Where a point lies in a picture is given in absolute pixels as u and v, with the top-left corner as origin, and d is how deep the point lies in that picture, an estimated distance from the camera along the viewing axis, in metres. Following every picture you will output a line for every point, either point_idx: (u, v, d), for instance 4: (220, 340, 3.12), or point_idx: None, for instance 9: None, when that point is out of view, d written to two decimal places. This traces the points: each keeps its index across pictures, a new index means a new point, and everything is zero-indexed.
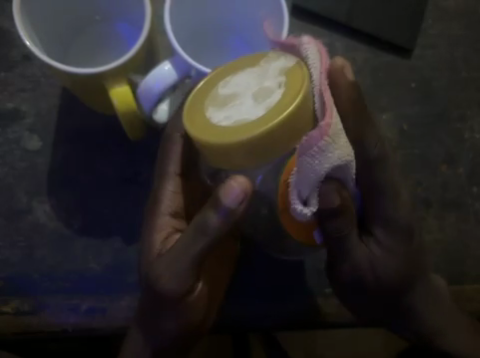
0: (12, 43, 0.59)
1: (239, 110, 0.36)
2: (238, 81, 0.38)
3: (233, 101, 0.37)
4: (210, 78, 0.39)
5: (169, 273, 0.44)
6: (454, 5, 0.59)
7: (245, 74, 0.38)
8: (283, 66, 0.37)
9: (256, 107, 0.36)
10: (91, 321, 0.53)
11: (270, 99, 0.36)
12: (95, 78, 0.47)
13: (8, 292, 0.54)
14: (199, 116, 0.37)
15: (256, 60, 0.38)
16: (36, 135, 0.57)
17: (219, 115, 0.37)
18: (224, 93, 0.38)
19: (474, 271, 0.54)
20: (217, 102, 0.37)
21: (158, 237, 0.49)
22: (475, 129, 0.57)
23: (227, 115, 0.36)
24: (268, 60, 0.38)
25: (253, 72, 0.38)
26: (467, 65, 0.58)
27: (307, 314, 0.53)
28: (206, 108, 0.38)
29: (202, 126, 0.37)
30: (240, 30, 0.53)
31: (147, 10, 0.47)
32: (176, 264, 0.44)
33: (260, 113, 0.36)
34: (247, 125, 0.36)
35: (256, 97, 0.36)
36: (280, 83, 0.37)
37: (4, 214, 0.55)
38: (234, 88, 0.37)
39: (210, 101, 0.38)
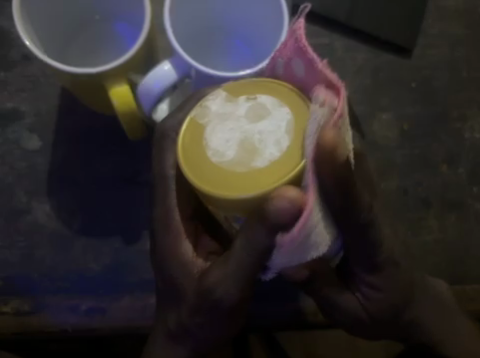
0: (12, 43, 0.59)
1: (268, 133, 0.36)
2: (225, 139, 0.37)
3: (254, 140, 0.36)
4: (207, 175, 0.36)
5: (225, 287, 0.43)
6: (454, 5, 0.59)
7: (217, 126, 0.37)
8: (222, 98, 0.38)
9: (274, 117, 0.37)
10: (91, 321, 0.53)
11: (270, 106, 0.37)
12: (94, 77, 0.47)
13: (9, 292, 0.54)
14: (247, 176, 0.36)
15: (198, 124, 0.38)
16: (35, 135, 0.57)
17: (267, 151, 0.36)
18: (234, 152, 0.36)
19: (475, 271, 0.54)
20: (245, 152, 0.36)
21: (187, 248, 0.47)
22: (475, 129, 0.57)
23: (275, 138, 0.36)
24: (204, 114, 0.38)
25: (216, 119, 0.37)
26: (467, 65, 0.58)
27: (306, 314, 0.53)
28: (252, 168, 0.36)
29: (258, 177, 0.36)
30: (239, 30, 0.53)
31: (147, 11, 0.47)
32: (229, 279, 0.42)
33: (286, 112, 0.37)
34: (293, 132, 0.36)
35: (259, 118, 0.37)
36: (250, 99, 0.38)
37: (4, 214, 0.55)
38: (234, 137, 0.36)
39: (241, 166, 0.36)
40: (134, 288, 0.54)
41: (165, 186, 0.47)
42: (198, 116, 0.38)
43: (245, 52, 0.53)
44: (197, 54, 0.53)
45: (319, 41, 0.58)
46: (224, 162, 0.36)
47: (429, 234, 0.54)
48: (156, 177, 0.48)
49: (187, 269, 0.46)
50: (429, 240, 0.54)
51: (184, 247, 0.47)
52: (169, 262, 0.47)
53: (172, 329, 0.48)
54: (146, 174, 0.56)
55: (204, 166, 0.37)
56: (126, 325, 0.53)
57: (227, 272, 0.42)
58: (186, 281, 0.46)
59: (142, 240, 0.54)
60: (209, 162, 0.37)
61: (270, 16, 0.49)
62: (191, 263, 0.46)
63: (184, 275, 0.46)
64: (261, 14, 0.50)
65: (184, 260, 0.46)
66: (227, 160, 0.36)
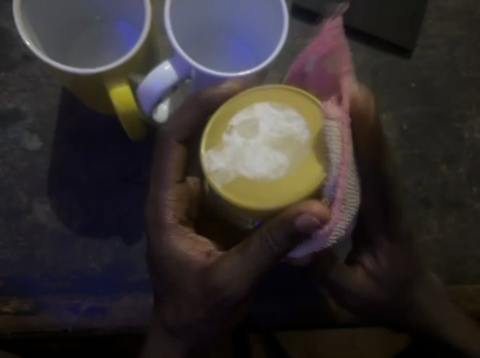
0: (12, 43, 0.58)
1: (276, 123, 0.40)
2: (258, 162, 0.40)
3: (276, 135, 0.40)
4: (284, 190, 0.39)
5: (233, 282, 0.43)
6: (454, 5, 0.59)
7: (245, 162, 0.40)
8: (216, 153, 0.40)
9: (267, 113, 0.41)
10: (90, 321, 0.53)
11: (252, 114, 0.41)
12: (95, 78, 0.47)
13: (10, 292, 0.54)
14: (299, 163, 0.40)
15: (236, 180, 0.40)
16: (36, 135, 0.57)
17: (293, 126, 0.41)
18: (279, 152, 0.40)
19: (474, 272, 0.54)
20: (285, 147, 0.40)
21: (184, 247, 0.48)
22: (475, 129, 0.57)
23: (285, 117, 0.41)
24: (222, 173, 0.40)
25: (233, 164, 0.40)
26: (467, 65, 0.58)
27: (308, 315, 0.53)
28: (299, 148, 0.40)
29: (310, 164, 0.40)
30: (239, 30, 0.53)
31: (147, 11, 0.47)
32: (243, 275, 0.43)
33: (265, 104, 0.41)
34: (286, 105, 0.41)
35: (257, 126, 0.40)
36: (232, 130, 0.41)
37: (5, 214, 0.55)
38: (263, 152, 0.40)
39: (293, 152, 0.40)
40: (134, 287, 0.54)
41: (162, 194, 0.48)
42: (224, 180, 0.40)
43: (245, 53, 0.53)
44: (197, 55, 0.53)
45: None
46: (277, 172, 0.39)
47: (428, 234, 0.55)
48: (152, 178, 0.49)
49: (188, 267, 0.47)
50: (429, 240, 0.55)
51: (181, 248, 0.47)
52: (171, 264, 0.47)
53: (171, 323, 0.48)
54: (146, 174, 0.56)
55: (262, 191, 0.39)
56: (127, 325, 0.53)
57: (240, 268, 0.43)
58: (187, 279, 0.47)
59: (142, 240, 0.55)
60: (271, 181, 0.39)
61: (270, 15, 0.49)
62: (192, 259, 0.47)
63: (187, 276, 0.47)
64: (261, 13, 0.50)
65: (186, 257, 0.47)
66: (282, 167, 0.40)
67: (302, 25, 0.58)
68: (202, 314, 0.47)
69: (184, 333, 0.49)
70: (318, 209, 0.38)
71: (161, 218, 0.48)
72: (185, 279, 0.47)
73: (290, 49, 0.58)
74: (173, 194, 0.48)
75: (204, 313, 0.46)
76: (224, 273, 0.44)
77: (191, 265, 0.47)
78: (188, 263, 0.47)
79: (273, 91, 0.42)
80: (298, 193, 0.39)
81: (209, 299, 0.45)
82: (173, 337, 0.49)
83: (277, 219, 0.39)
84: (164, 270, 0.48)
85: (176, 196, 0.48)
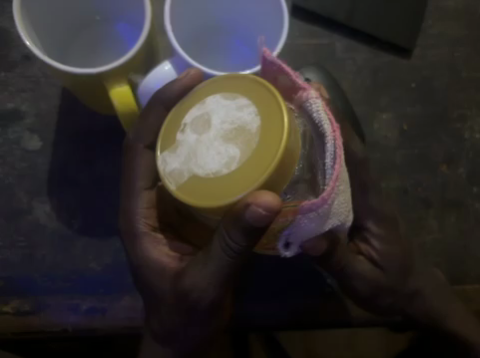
0: (12, 44, 0.58)
1: (228, 113, 0.37)
2: (211, 157, 0.37)
3: (228, 126, 0.37)
4: (243, 184, 0.36)
5: (204, 284, 0.43)
6: (454, 5, 0.59)
7: (199, 160, 0.37)
8: (170, 155, 0.38)
9: (219, 104, 0.38)
10: (91, 321, 0.53)
11: (203, 108, 0.38)
12: (94, 78, 0.47)
13: (10, 292, 0.54)
14: (253, 154, 0.36)
15: (192, 179, 0.37)
16: (36, 135, 0.57)
17: (244, 114, 0.37)
18: (231, 143, 0.37)
19: (474, 271, 0.54)
20: (237, 138, 0.37)
21: (155, 254, 0.48)
22: (475, 129, 0.57)
23: (235, 107, 0.37)
24: (179, 175, 0.38)
25: (187, 163, 0.37)
26: (467, 65, 0.58)
27: (307, 314, 0.53)
28: (255, 137, 0.37)
29: (267, 152, 0.36)
30: (238, 30, 0.53)
31: (147, 11, 0.47)
32: (210, 275, 0.43)
33: (217, 96, 0.38)
34: (239, 94, 0.38)
35: (208, 120, 0.38)
36: (185, 129, 0.38)
37: (6, 214, 0.55)
38: (216, 146, 0.37)
39: (245, 142, 0.37)
40: (134, 288, 0.54)
41: (133, 202, 0.48)
42: (177, 180, 0.38)
43: (244, 53, 0.53)
44: (197, 55, 0.53)
45: (319, 42, 0.58)
46: (230, 167, 0.37)
47: (428, 234, 0.55)
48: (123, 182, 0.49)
49: (161, 273, 0.47)
50: (429, 240, 0.55)
51: (152, 253, 0.47)
52: (147, 271, 0.47)
53: (154, 329, 0.48)
54: None
55: (216, 190, 0.37)
56: (128, 324, 0.53)
57: (207, 271, 0.43)
58: (161, 284, 0.47)
59: None
60: (224, 176, 0.37)
61: (270, 14, 0.49)
62: (165, 266, 0.47)
63: (161, 281, 0.47)
64: (261, 14, 0.50)
65: (160, 264, 0.47)
66: (233, 161, 0.37)
67: (302, 25, 0.58)
68: (177, 318, 0.46)
69: (175, 340, 0.48)
70: (270, 201, 0.36)
71: (133, 226, 0.48)
72: (158, 285, 0.47)
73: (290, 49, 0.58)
74: (145, 202, 0.48)
75: (179, 316, 0.46)
76: (193, 276, 0.43)
77: (164, 272, 0.47)
78: (162, 267, 0.47)
79: (224, 81, 0.39)
80: (259, 180, 0.36)
81: (181, 303, 0.45)
82: (162, 345, 0.49)
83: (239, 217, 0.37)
84: (140, 277, 0.48)
85: (147, 203, 0.48)
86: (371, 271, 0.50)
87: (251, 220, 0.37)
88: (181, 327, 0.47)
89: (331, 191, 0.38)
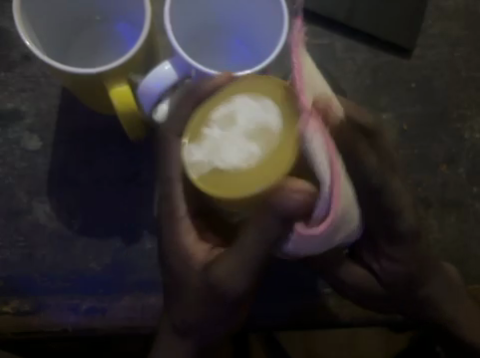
0: (12, 43, 0.58)
1: (253, 113, 0.40)
2: (232, 152, 0.39)
3: (252, 125, 0.39)
4: (260, 179, 0.38)
5: (234, 273, 0.43)
6: (454, 5, 0.59)
7: (221, 154, 0.39)
8: (194, 149, 0.40)
9: (243, 102, 0.40)
10: (91, 321, 0.53)
11: (228, 107, 0.40)
12: (95, 78, 0.47)
13: (10, 292, 0.54)
14: (273, 150, 0.39)
15: (212, 172, 0.39)
16: (36, 135, 0.57)
17: (266, 114, 0.39)
18: (252, 140, 0.39)
19: (474, 271, 0.54)
20: (260, 136, 0.39)
21: (189, 242, 0.47)
22: (475, 129, 0.57)
23: (260, 107, 0.40)
24: (201, 166, 0.40)
25: (210, 155, 0.40)
26: (467, 65, 0.58)
27: (307, 314, 0.53)
28: (275, 135, 0.39)
29: (285, 148, 0.38)
30: (238, 30, 0.53)
31: (147, 11, 0.47)
32: (239, 265, 0.42)
33: (242, 95, 0.40)
34: (262, 94, 0.40)
35: (234, 118, 0.40)
36: (211, 124, 0.40)
37: (5, 214, 0.55)
38: (239, 142, 0.39)
39: (266, 139, 0.39)
40: (134, 287, 0.54)
41: (170, 187, 0.47)
42: (200, 171, 0.40)
43: (244, 52, 0.53)
44: (197, 54, 0.53)
45: (319, 42, 0.58)
46: (251, 161, 0.39)
47: (428, 234, 0.55)
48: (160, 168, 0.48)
49: (189, 263, 0.46)
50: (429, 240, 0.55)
51: (188, 242, 0.47)
52: (175, 262, 0.47)
53: (175, 320, 0.48)
54: (146, 174, 0.56)
55: (237, 182, 0.39)
56: (128, 325, 0.54)
57: (240, 258, 0.42)
58: (190, 274, 0.46)
59: (142, 241, 0.55)
60: (245, 170, 0.39)
61: (270, 14, 0.49)
62: (196, 256, 0.47)
63: (189, 273, 0.46)
64: (261, 13, 0.50)
65: (194, 253, 0.47)
66: (253, 156, 0.39)
67: (302, 25, 0.58)
68: (209, 309, 0.46)
69: (195, 333, 0.48)
70: (301, 187, 0.38)
71: (169, 212, 0.47)
72: (187, 276, 0.46)
73: None
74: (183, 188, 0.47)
75: (207, 307, 0.46)
76: (223, 265, 0.44)
77: (194, 262, 0.46)
78: (191, 257, 0.47)
79: (248, 80, 0.41)
80: (276, 174, 0.38)
81: (212, 291, 0.45)
82: (180, 338, 0.49)
83: (262, 207, 0.39)
84: (171, 266, 0.47)
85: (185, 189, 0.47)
86: (362, 276, 0.51)
87: (286, 211, 0.39)
88: (205, 319, 0.47)
89: (329, 224, 0.39)
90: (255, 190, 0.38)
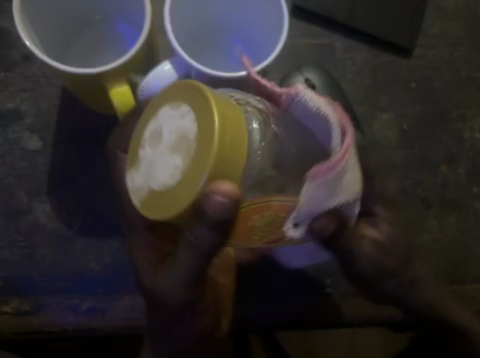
0: (12, 43, 0.58)
1: (171, 124, 0.37)
2: (162, 169, 0.37)
3: (172, 138, 0.36)
4: (177, 192, 0.36)
5: (171, 285, 0.42)
6: (454, 5, 0.59)
7: (157, 175, 0.37)
8: (139, 173, 0.38)
9: (173, 113, 0.37)
10: (91, 321, 0.53)
11: (159, 121, 0.37)
12: (94, 78, 0.47)
13: (10, 292, 0.54)
14: (189, 159, 0.35)
15: (154, 193, 0.37)
16: (36, 135, 0.57)
17: (184, 121, 0.36)
18: (173, 155, 0.36)
19: (474, 271, 0.54)
20: (179, 148, 0.36)
21: (145, 250, 0.47)
22: (475, 129, 0.57)
23: (177, 116, 0.36)
24: (141, 190, 0.38)
25: (147, 179, 0.38)
26: (467, 65, 0.58)
27: (310, 314, 0.53)
28: (178, 149, 0.36)
29: (189, 160, 0.35)
30: (238, 30, 0.53)
31: (147, 11, 0.47)
32: (172, 277, 0.42)
33: (170, 105, 0.37)
34: (191, 97, 0.36)
35: (159, 133, 0.37)
36: (149, 142, 0.38)
37: (5, 214, 0.55)
38: (168, 159, 0.36)
39: (178, 151, 0.36)
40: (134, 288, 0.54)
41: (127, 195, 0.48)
42: (140, 197, 0.38)
43: (244, 53, 0.53)
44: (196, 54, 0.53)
45: (320, 42, 0.58)
46: (174, 175, 0.36)
47: (428, 234, 0.55)
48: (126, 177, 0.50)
49: (147, 268, 0.46)
50: (429, 240, 0.54)
51: (148, 242, 0.47)
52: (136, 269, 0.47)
53: (151, 324, 0.49)
54: None
55: (166, 199, 0.36)
56: (128, 325, 0.53)
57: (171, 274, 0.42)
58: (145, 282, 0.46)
59: None
60: (168, 189, 0.36)
61: (270, 14, 0.49)
62: (149, 262, 0.46)
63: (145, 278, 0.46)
64: (261, 14, 0.50)
65: (148, 263, 0.46)
66: (176, 169, 0.36)
67: (302, 25, 0.58)
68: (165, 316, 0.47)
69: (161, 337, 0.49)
70: (228, 190, 0.35)
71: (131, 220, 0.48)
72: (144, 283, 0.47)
73: (290, 49, 0.57)
74: None
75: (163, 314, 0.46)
76: (164, 278, 0.43)
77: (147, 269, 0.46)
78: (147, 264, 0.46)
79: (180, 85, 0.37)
80: (181, 204, 0.35)
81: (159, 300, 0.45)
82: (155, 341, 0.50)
83: (190, 215, 0.36)
84: (137, 266, 0.47)
85: None
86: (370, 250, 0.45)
87: (217, 221, 0.35)
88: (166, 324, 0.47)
89: (338, 159, 0.35)
90: (171, 212, 0.36)
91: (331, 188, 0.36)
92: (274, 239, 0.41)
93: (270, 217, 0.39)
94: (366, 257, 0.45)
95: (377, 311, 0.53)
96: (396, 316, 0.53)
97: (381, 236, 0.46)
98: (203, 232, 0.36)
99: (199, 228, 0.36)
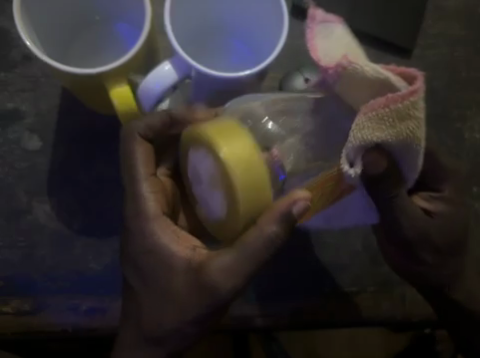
0: (12, 44, 0.58)
1: (201, 166, 0.42)
2: (216, 202, 0.42)
3: (206, 179, 0.42)
4: (233, 213, 0.41)
5: (226, 277, 0.44)
6: (454, 5, 0.59)
7: (214, 208, 0.43)
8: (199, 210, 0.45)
9: (196, 158, 0.42)
10: (91, 321, 0.54)
11: (194, 167, 0.43)
12: (95, 78, 0.47)
13: (10, 292, 0.54)
14: (224, 191, 0.40)
15: (218, 223, 0.43)
16: (36, 135, 0.57)
17: (206, 162, 0.41)
18: (214, 190, 0.42)
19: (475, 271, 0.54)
20: (214, 184, 0.41)
21: (167, 240, 0.47)
22: (475, 129, 0.57)
23: (201, 159, 0.41)
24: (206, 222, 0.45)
25: (208, 212, 0.44)
26: (467, 65, 0.58)
27: (307, 314, 0.53)
28: (213, 182, 0.41)
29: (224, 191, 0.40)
30: (239, 31, 0.53)
31: (147, 11, 0.47)
32: (235, 269, 0.44)
33: (192, 151, 0.42)
34: (199, 141, 0.41)
35: (198, 175, 0.43)
36: (197, 183, 0.44)
37: (5, 214, 0.55)
38: (213, 196, 0.42)
39: (215, 184, 0.41)
40: None
41: (138, 186, 0.47)
42: (211, 226, 0.45)
43: (244, 53, 0.53)
44: (197, 54, 0.53)
45: None
46: (223, 206, 0.41)
47: None
48: (126, 178, 0.48)
49: (172, 262, 0.46)
50: None
51: (167, 241, 0.46)
52: (157, 263, 0.47)
53: (145, 331, 0.48)
54: None
55: (229, 225, 0.42)
56: None
57: (234, 260, 0.43)
58: (174, 275, 0.46)
59: None
60: (225, 218, 0.42)
61: (270, 15, 0.49)
62: (177, 255, 0.46)
63: (173, 273, 0.46)
64: (260, 13, 0.50)
65: (175, 254, 0.46)
66: (222, 202, 0.41)
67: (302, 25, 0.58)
68: (190, 312, 0.46)
69: (168, 339, 0.48)
70: (304, 196, 0.40)
71: (141, 210, 0.47)
72: (172, 277, 0.46)
73: (290, 49, 0.58)
74: (150, 187, 0.48)
75: (192, 306, 0.45)
76: (217, 269, 0.44)
77: (176, 261, 0.46)
78: (173, 257, 0.46)
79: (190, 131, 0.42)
80: (243, 221, 0.41)
81: (199, 292, 0.45)
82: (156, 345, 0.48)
83: (265, 219, 0.41)
84: (152, 266, 0.47)
85: (152, 188, 0.48)
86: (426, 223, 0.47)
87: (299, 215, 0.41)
88: (190, 321, 0.46)
89: (395, 100, 0.35)
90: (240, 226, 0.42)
91: (385, 127, 0.36)
92: (337, 194, 0.43)
93: (322, 191, 0.41)
94: (416, 222, 0.46)
95: (380, 310, 0.54)
96: (396, 315, 0.54)
97: (435, 211, 0.48)
98: (274, 228, 0.41)
99: (271, 223, 0.41)
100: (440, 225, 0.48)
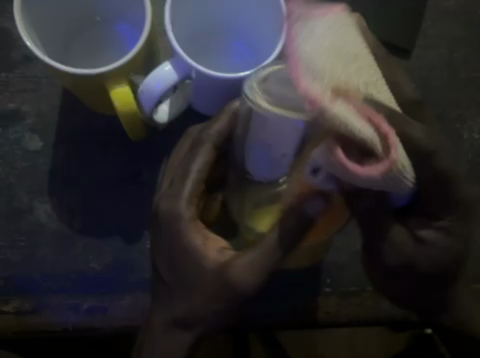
0: (13, 44, 0.58)
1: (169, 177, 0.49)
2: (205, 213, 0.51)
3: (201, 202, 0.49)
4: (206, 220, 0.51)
5: (253, 275, 0.44)
6: (454, 5, 0.59)
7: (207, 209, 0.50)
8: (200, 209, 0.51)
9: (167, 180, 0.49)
10: (92, 321, 0.54)
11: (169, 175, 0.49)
12: (96, 78, 0.47)
13: (10, 292, 0.54)
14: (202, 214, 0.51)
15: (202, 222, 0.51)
16: (37, 135, 0.57)
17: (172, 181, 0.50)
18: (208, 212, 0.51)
19: None
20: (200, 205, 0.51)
21: (197, 242, 0.46)
22: (474, 129, 0.57)
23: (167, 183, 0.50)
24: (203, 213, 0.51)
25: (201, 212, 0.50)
26: (466, 66, 0.58)
27: (306, 314, 0.54)
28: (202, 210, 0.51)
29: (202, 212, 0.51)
30: (239, 30, 0.53)
31: (148, 11, 0.47)
32: (269, 258, 0.44)
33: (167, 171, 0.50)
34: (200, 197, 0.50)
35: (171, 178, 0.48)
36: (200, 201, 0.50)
37: (6, 214, 0.56)
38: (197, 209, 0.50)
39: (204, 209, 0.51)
40: (135, 286, 0.54)
41: (181, 185, 0.46)
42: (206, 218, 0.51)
43: (244, 53, 0.53)
44: (198, 54, 0.53)
45: None
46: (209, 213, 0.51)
47: None
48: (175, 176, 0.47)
49: (200, 259, 0.45)
50: None
51: (195, 244, 0.46)
52: (185, 259, 0.46)
53: (177, 315, 0.47)
54: (147, 174, 0.56)
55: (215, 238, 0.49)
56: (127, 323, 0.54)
57: (267, 251, 0.44)
58: (203, 275, 0.45)
59: (142, 240, 0.55)
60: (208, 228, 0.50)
61: (270, 13, 0.49)
62: (204, 256, 0.45)
63: (202, 268, 0.45)
64: (260, 14, 0.50)
65: (205, 252, 0.45)
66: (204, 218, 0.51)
67: None
68: (224, 303, 0.45)
69: (196, 326, 0.47)
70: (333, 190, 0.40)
71: (176, 211, 0.46)
72: (200, 275, 0.45)
73: None
74: (191, 187, 0.46)
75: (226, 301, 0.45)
76: (244, 265, 0.44)
77: (208, 262, 0.45)
78: (202, 256, 0.45)
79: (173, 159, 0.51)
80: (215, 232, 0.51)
81: (229, 286, 0.45)
82: (182, 330, 0.48)
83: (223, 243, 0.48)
84: (179, 262, 0.46)
85: (192, 190, 0.46)
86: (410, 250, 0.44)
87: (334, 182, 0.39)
88: (210, 314, 0.46)
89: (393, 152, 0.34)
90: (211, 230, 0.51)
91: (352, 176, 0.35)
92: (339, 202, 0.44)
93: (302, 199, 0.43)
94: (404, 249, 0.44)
95: (377, 310, 0.54)
96: (396, 315, 0.54)
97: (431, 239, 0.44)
98: (312, 208, 0.42)
99: (306, 210, 0.42)
100: (430, 253, 0.45)
